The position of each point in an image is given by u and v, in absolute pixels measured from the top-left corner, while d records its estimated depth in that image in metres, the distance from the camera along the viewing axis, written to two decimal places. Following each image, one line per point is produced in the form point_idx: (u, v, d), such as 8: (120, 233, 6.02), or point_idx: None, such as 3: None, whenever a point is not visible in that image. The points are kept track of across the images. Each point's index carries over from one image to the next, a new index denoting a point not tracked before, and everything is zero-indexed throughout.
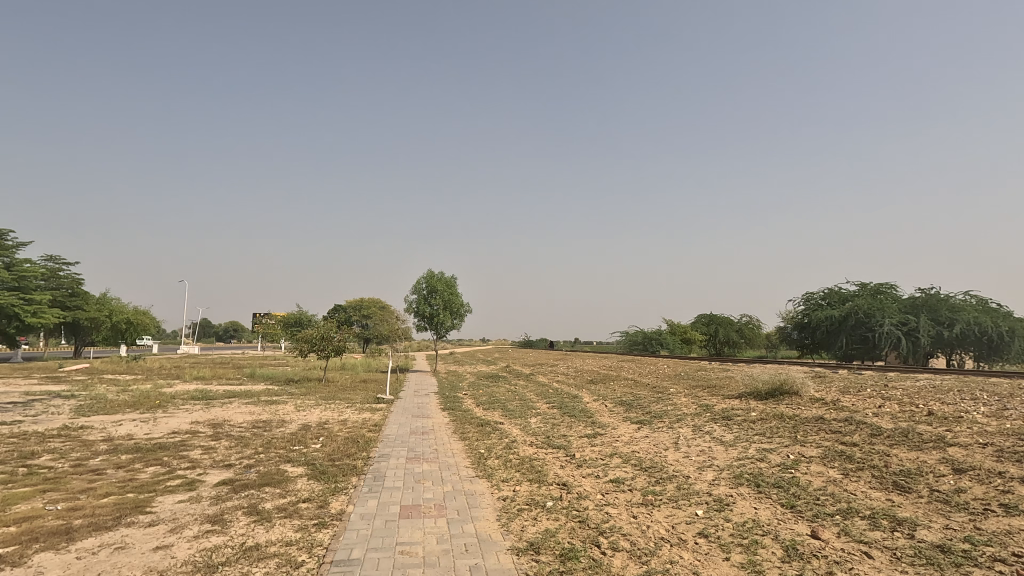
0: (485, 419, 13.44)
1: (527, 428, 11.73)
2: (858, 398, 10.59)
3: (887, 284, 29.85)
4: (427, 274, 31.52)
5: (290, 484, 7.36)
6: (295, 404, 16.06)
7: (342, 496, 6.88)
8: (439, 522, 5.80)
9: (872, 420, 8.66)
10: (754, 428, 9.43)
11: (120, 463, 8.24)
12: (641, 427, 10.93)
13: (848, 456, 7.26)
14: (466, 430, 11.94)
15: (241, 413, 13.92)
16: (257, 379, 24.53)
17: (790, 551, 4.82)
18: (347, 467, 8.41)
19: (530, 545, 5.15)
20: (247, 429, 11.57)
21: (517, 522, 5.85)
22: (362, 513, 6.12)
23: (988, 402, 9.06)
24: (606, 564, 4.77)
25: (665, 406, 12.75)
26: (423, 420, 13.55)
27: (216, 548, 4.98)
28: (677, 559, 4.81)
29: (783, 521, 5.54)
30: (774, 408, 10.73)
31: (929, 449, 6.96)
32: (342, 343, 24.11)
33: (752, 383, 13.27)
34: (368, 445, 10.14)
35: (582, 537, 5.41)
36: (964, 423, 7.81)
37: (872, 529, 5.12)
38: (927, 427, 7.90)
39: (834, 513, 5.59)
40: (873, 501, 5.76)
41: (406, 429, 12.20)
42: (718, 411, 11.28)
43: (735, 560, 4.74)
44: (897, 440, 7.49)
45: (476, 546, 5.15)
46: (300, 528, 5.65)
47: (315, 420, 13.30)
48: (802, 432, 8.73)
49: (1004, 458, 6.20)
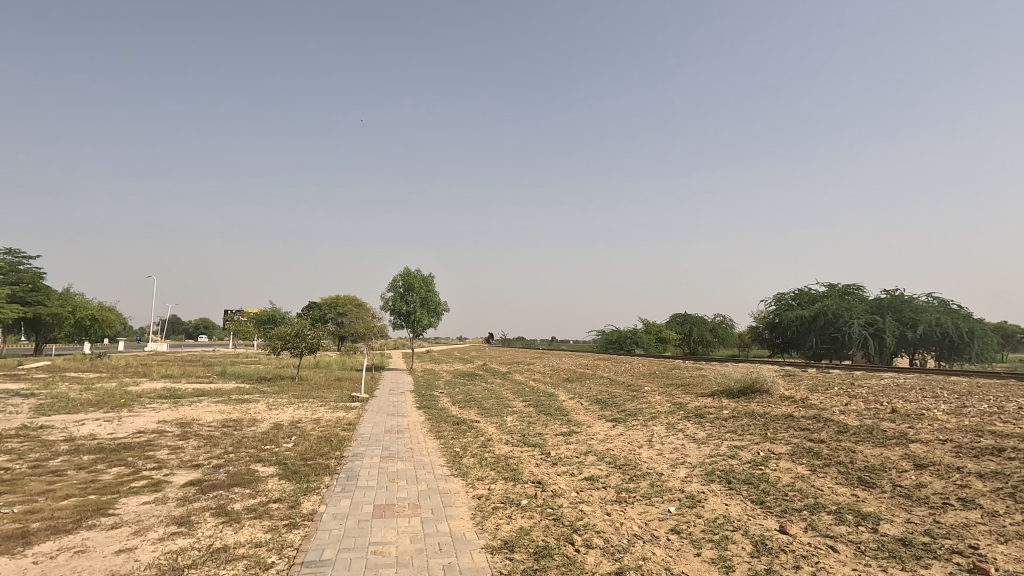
0: (461, 417, 13.31)
1: (504, 427, 11.68)
2: (825, 396, 10.90)
3: (855, 285, 30.76)
4: (404, 272, 31.13)
5: (260, 484, 7.21)
6: (267, 403, 15.69)
7: (314, 496, 6.77)
8: (412, 522, 5.75)
9: (839, 417, 8.90)
10: (726, 427, 9.56)
11: (82, 464, 7.95)
12: (615, 426, 11.00)
13: (815, 453, 7.43)
14: (442, 429, 11.87)
15: (211, 413, 13.53)
16: (228, 377, 23.91)
17: (759, 546, 4.90)
18: (320, 466, 8.27)
19: (504, 544, 5.13)
20: (216, 429, 11.26)
21: (491, 521, 5.82)
22: (333, 514, 6.03)
23: (949, 400, 9.40)
24: (579, 562, 4.78)
25: (640, 404, 12.89)
26: (398, 419, 13.39)
27: (182, 550, 4.85)
28: (649, 556, 4.86)
29: (752, 517, 5.64)
30: (745, 406, 10.95)
31: (892, 445, 7.19)
32: (317, 340, 23.59)
33: (724, 380, 13.53)
34: (340, 445, 9.99)
35: (556, 534, 5.43)
36: (925, 420, 8.10)
37: (837, 524, 5.24)
38: (890, 424, 8.16)
39: (801, 509, 5.72)
40: (839, 497, 5.91)
41: (381, 428, 12.05)
42: (692, 409, 11.43)
43: (706, 557, 4.81)
44: (863, 437, 7.71)
45: (450, 545, 5.10)
46: (270, 528, 5.54)
47: (289, 419, 13.04)
48: (771, 430, 8.92)
49: (963, 454, 6.42)
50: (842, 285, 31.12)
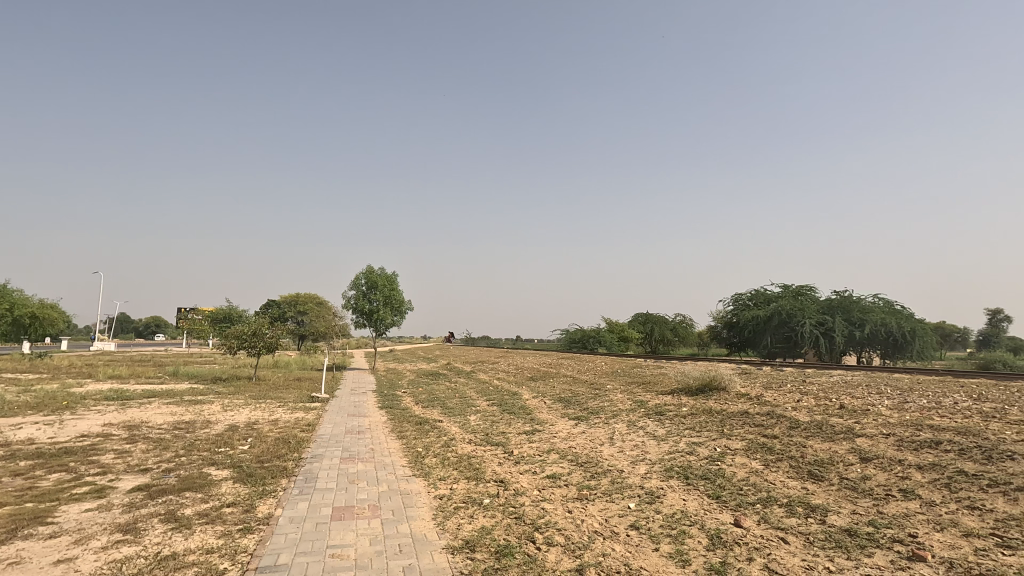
0: (424, 417, 13.21)
1: (467, 426, 11.67)
2: (779, 393, 11.29)
3: (807, 286, 31.99)
4: (367, 270, 30.66)
5: (214, 488, 6.97)
6: (222, 405, 15.19)
7: (269, 499, 6.58)
8: (372, 524, 5.66)
9: (791, 413, 9.23)
10: (685, 424, 9.79)
11: (18, 471, 7.50)
12: (578, 424, 11.11)
13: (768, 448, 7.69)
14: (404, 429, 11.74)
15: (162, 415, 12.98)
16: (181, 378, 23.03)
17: (715, 540, 5.04)
18: (276, 469, 8.05)
19: (465, 543, 5.11)
20: (167, 432, 10.82)
21: (452, 521, 5.79)
22: (290, 517, 5.88)
23: (892, 396, 9.87)
24: (540, 560, 4.80)
25: (602, 402, 13.06)
26: (359, 419, 13.18)
27: (128, 558, 4.64)
28: (608, 552, 4.92)
29: (708, 511, 5.79)
30: (703, 403, 11.23)
31: (840, 439, 7.50)
32: (276, 340, 22.96)
33: (683, 378, 13.86)
34: (298, 446, 9.76)
35: (517, 533, 5.44)
36: (870, 415, 8.49)
37: (788, 516, 5.43)
38: (838, 419, 8.52)
39: (755, 502, 5.90)
40: (790, 490, 6.13)
41: (341, 429, 11.83)
42: (652, 406, 11.67)
43: (664, 551, 4.90)
44: (813, 432, 8.02)
45: (410, 546, 5.05)
46: (223, 534, 5.36)
47: (245, 421, 12.67)
48: (728, 426, 9.18)
49: (904, 447, 6.76)
50: (796, 286, 32.31)
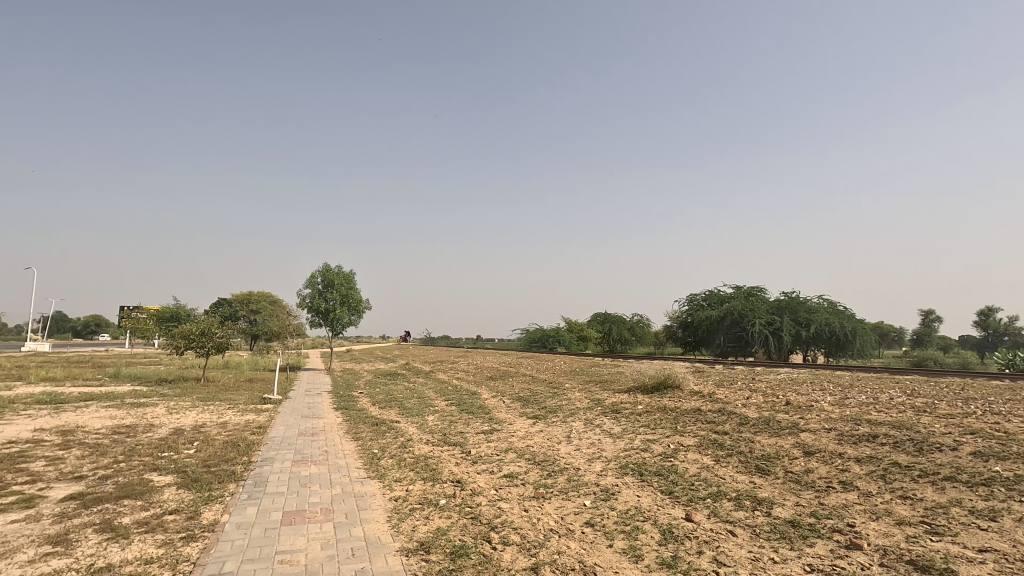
0: (380, 418, 13.00)
1: (425, 426, 11.56)
2: (730, 391, 11.66)
3: (758, 286, 33.17)
4: (323, 268, 29.94)
5: (155, 495, 6.65)
6: (167, 407, 14.51)
7: (215, 505, 6.33)
8: (324, 528, 5.52)
9: (741, 410, 9.55)
10: (640, 421, 9.97)
11: None
12: (536, 423, 11.16)
13: (719, 444, 7.92)
14: (360, 430, 11.52)
15: (100, 419, 12.30)
16: (122, 380, 21.89)
17: (666, 535, 5.15)
18: (224, 473, 7.76)
19: (420, 545, 5.05)
20: (105, 437, 10.25)
21: (407, 522, 5.71)
22: (237, 523, 5.66)
23: (834, 392, 10.34)
24: (495, 559, 4.78)
25: (560, 401, 13.17)
26: (314, 421, 12.84)
27: (58, 572, 4.36)
28: (563, 549, 4.95)
29: (661, 506, 5.91)
30: (658, 401, 11.47)
31: (786, 434, 7.80)
32: (226, 339, 22.14)
33: (639, 376, 14.12)
34: (248, 449, 9.43)
35: (473, 533, 5.41)
36: (814, 410, 8.87)
37: (737, 509, 5.61)
38: (784, 415, 8.86)
39: (705, 497, 6.06)
40: (738, 484, 6.34)
41: (294, 431, 11.49)
42: (609, 405, 11.85)
43: (618, 547, 4.98)
44: (760, 428, 8.31)
45: (363, 550, 4.95)
46: (164, 543, 5.12)
47: (192, 424, 12.16)
48: (681, 423, 9.41)
49: (844, 441, 7.09)
50: (747, 286, 33.46)
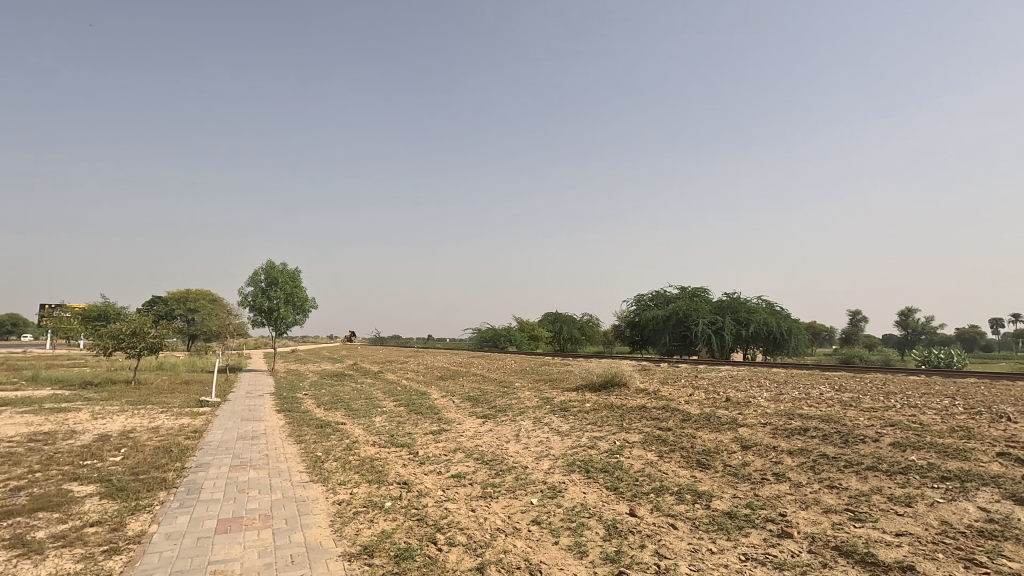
0: (325, 420, 12.63)
1: (372, 427, 11.33)
2: (673, 388, 12.02)
3: (702, 287, 34.39)
4: (267, 265, 28.84)
5: (75, 506, 6.20)
6: (92, 412, 13.58)
7: (143, 515, 5.96)
8: (262, 534, 5.30)
9: (684, 407, 9.86)
10: (587, 419, 10.13)
11: None
12: (485, 422, 11.15)
13: (662, 440, 8.14)
14: (304, 432, 11.16)
15: (14, 426, 11.37)
16: (41, 383, 20.34)
17: (611, 530, 5.24)
18: (154, 481, 7.33)
19: (363, 549, 4.93)
20: (19, 445, 9.48)
21: (351, 526, 5.56)
22: (167, 533, 5.36)
23: (770, 388, 10.85)
24: (441, 560, 4.73)
25: (509, 400, 13.21)
26: (254, 424, 12.34)
27: None
28: (509, 548, 4.95)
29: (606, 502, 6.01)
30: (605, 399, 11.69)
31: (725, 429, 8.11)
32: (159, 340, 20.98)
33: (588, 374, 14.34)
34: (182, 455, 8.94)
35: (419, 535, 5.33)
36: (751, 406, 9.27)
37: (678, 503, 5.78)
38: (724, 411, 9.21)
39: (648, 492, 6.21)
40: (680, 478, 6.53)
41: (232, 434, 11.00)
42: (557, 403, 11.97)
43: (563, 544, 5.02)
44: (702, 424, 8.61)
45: (303, 556, 4.78)
46: (84, 557, 4.77)
47: (120, 429, 11.42)
48: (627, 420, 9.62)
49: (778, 434, 7.43)
50: (691, 287, 34.63)
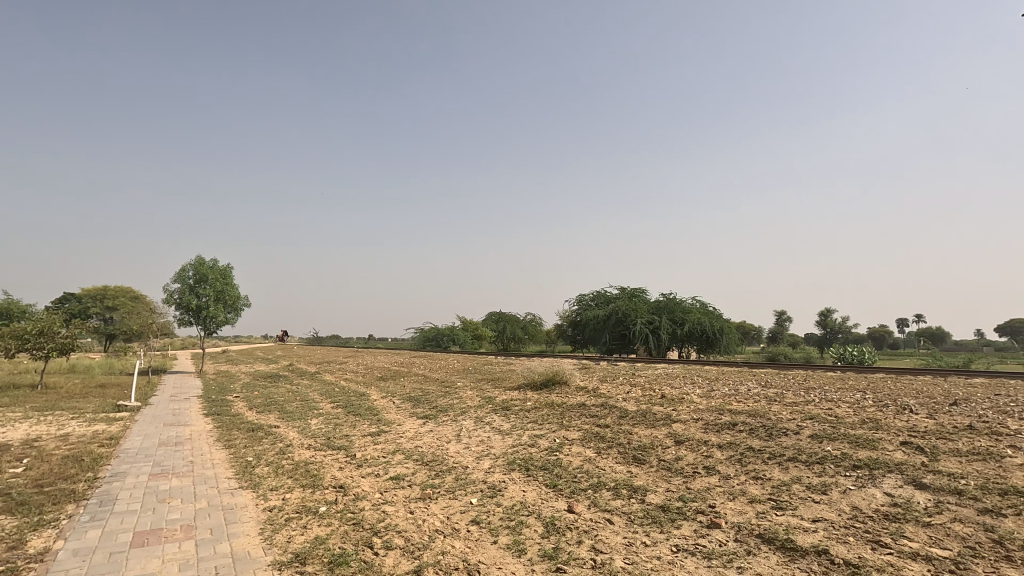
0: (257, 423, 12.07)
1: (307, 430, 10.94)
2: (612, 386, 12.32)
3: (640, 288, 35.47)
4: (195, 261, 27.29)
5: None
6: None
7: (47, 531, 5.48)
8: (184, 546, 5.00)
9: (621, 404, 10.12)
10: (528, 417, 10.21)
11: None
12: (426, 423, 11.01)
13: (601, 436, 8.31)
14: (233, 437, 10.61)
15: None
16: None
17: (549, 527, 5.29)
18: (62, 493, 6.76)
19: (295, 557, 4.74)
20: None
21: (282, 533, 5.34)
22: (75, 549, 4.94)
23: (702, 385, 11.33)
24: (377, 565, 4.62)
25: (451, 400, 13.11)
26: (178, 429, 11.62)
27: None
28: (448, 549, 4.90)
29: (546, 500, 6.07)
30: (546, 397, 11.81)
31: (660, 425, 8.39)
32: (72, 340, 19.41)
33: (529, 373, 14.45)
34: (94, 464, 8.29)
35: (354, 539, 5.19)
36: (685, 402, 9.63)
37: (614, 498, 5.91)
38: (659, 407, 9.53)
39: (586, 488, 6.32)
40: (616, 474, 6.69)
41: (153, 441, 10.31)
42: (499, 402, 11.98)
43: (502, 543, 5.03)
44: (638, 420, 8.85)
45: (229, 567, 4.54)
46: None
47: (22, 438, 10.43)
48: (567, 418, 9.75)
49: (709, 429, 7.77)
50: (631, 288, 35.64)
